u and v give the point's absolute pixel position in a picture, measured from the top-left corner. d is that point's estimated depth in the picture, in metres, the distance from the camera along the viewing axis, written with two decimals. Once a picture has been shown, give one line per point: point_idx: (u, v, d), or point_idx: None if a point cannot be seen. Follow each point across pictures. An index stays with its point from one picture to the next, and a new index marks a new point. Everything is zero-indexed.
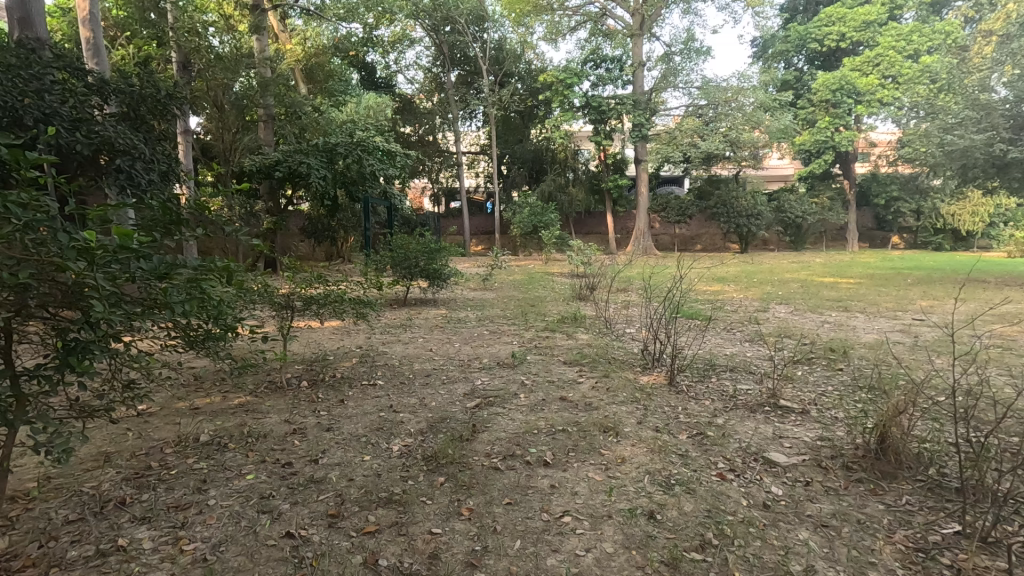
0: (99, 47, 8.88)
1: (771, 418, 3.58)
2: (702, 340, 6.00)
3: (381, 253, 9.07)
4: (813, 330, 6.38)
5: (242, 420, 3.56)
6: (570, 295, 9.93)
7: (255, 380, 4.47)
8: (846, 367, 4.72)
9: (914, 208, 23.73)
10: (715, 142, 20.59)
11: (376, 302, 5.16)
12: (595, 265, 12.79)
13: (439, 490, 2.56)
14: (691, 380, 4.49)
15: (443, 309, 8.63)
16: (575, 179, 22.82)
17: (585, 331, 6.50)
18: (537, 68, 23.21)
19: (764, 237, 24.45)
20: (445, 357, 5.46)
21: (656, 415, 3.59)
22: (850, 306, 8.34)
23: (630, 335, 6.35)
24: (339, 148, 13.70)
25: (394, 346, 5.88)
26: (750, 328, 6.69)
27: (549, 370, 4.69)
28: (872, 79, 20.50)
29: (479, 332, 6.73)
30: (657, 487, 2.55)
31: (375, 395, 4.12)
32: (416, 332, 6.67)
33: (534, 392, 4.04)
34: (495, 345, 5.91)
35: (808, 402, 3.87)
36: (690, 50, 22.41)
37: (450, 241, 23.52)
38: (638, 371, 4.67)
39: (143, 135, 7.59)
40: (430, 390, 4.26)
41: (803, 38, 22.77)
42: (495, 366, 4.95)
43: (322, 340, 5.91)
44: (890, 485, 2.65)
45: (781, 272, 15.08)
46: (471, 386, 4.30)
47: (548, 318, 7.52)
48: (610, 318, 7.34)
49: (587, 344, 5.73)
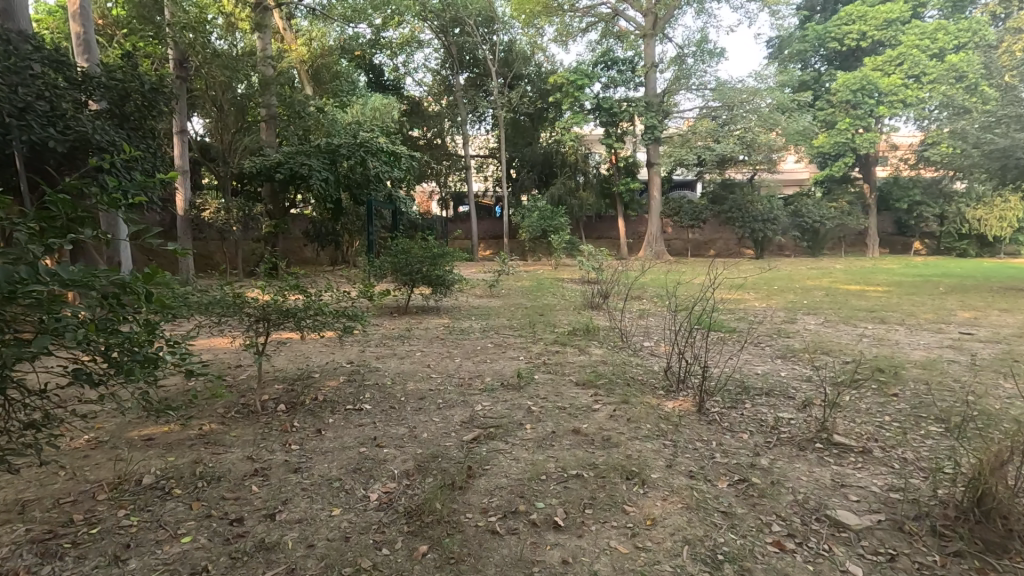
0: (90, 43, 8.38)
1: (826, 459, 2.99)
2: (729, 356, 5.41)
3: (380, 258, 8.55)
4: (853, 345, 5.75)
5: (198, 456, 3.04)
6: (581, 303, 9.36)
7: (226, 404, 3.95)
8: (901, 393, 4.10)
9: (938, 213, 22.80)
10: (730, 144, 19.93)
11: (366, 314, 4.62)
12: (607, 271, 12.23)
13: (419, 567, 2.02)
14: (724, 407, 3.90)
15: (445, 318, 8.08)
16: (586, 183, 22.35)
17: (599, 345, 5.92)
18: (547, 70, 22.70)
19: (780, 243, 23.71)
20: (444, 376, 4.91)
21: (687, 454, 3.01)
22: (885, 317, 7.69)
23: (648, 351, 5.77)
24: (342, 150, 13.30)
25: (389, 361, 5.35)
26: (781, 343, 6.07)
27: (560, 392, 4.13)
28: (894, 79, 19.76)
29: (485, 344, 6.19)
30: (701, 567, 1.98)
31: (361, 423, 3.58)
32: (414, 344, 6.13)
33: (543, 422, 3.48)
34: (500, 361, 5.35)
35: (866, 437, 3.28)
36: (705, 51, 21.81)
37: (458, 246, 23.04)
38: (660, 396, 4.07)
39: (126, 132, 7.09)
40: (423, 417, 3.71)
41: (821, 37, 22.07)
42: (498, 388, 4.38)
43: (309, 354, 5.39)
44: (1000, 563, 2.07)
45: (802, 278, 14.39)
46: (471, 413, 3.74)
47: (558, 329, 6.97)
48: (626, 330, 6.77)
49: (601, 362, 5.14)
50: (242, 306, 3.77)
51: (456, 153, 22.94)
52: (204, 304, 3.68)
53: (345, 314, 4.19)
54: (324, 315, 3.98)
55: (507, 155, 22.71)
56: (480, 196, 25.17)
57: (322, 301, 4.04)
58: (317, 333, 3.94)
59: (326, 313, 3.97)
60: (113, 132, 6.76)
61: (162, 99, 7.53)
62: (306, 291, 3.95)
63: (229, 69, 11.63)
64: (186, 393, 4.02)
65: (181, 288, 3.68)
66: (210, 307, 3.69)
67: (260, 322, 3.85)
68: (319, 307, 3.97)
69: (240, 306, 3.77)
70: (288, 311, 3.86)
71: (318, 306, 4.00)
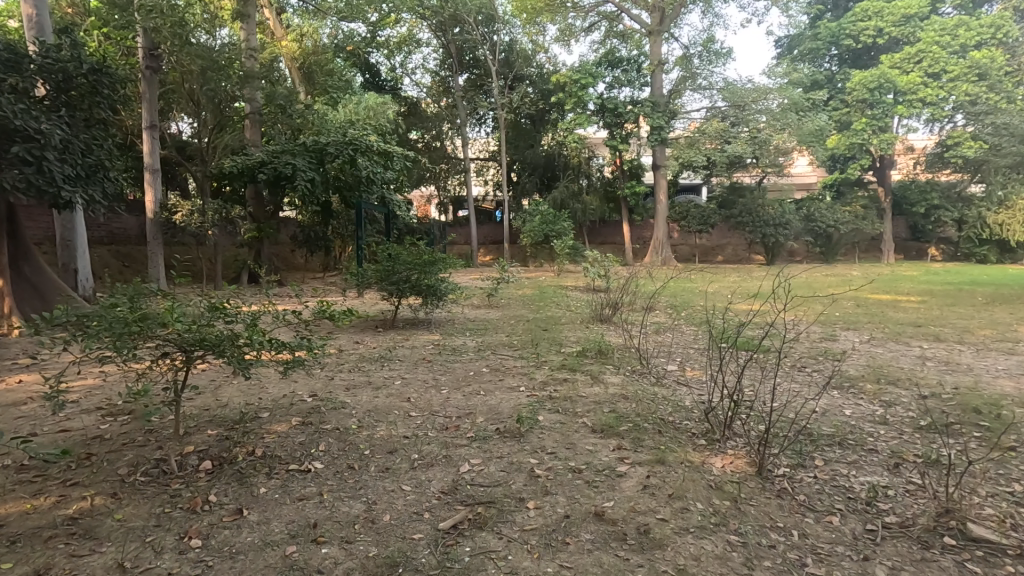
0: (42, 24, 7.12)
1: (970, 570, 2.07)
2: (775, 390, 4.43)
3: (362, 266, 7.60)
4: (920, 372, 4.80)
5: (49, 561, 2.09)
6: (588, 315, 8.44)
7: (133, 461, 2.99)
8: (1020, 447, 3.14)
9: (957, 217, 21.72)
10: (741, 146, 19.01)
11: (321, 340, 3.64)
12: (615, 279, 11.31)
13: None
14: (791, 467, 2.94)
15: (436, 333, 7.12)
16: (589, 186, 21.49)
17: (615, 371, 4.95)
18: (549, 71, 21.56)
19: (792, 247, 22.77)
20: (426, 416, 3.95)
21: (767, 562, 2.09)
22: (938, 334, 6.73)
23: (675, 380, 4.81)
24: (330, 148, 12.48)
25: (361, 394, 4.39)
26: (830, 368, 5.11)
27: (572, 446, 3.14)
28: (914, 76, 18.64)
29: (479, 368, 5.23)
30: None
31: (302, 496, 2.62)
32: (395, 369, 5.17)
33: (552, 499, 2.52)
34: (496, 394, 4.39)
35: (1011, 527, 2.33)
36: (711, 52, 20.93)
37: (455, 252, 22.10)
38: (702, 449, 3.12)
39: (66, 119, 6.07)
40: (391, 484, 2.77)
41: (836, 35, 21.09)
42: (492, 435, 3.42)
43: (260, 387, 4.39)
44: None
45: (824, 286, 13.41)
46: (453, 481, 2.78)
47: (565, 349, 5.99)
48: (644, 350, 5.82)
49: (621, 395, 4.19)
50: (141, 334, 2.70)
51: (455, 155, 22.06)
52: (84, 331, 2.63)
53: (288, 343, 3.20)
54: (253, 346, 2.95)
55: (508, 158, 21.78)
56: (480, 200, 24.25)
57: (251, 327, 3.01)
58: (246, 375, 2.90)
59: (257, 344, 2.93)
60: (46, 118, 5.78)
61: (107, 82, 6.44)
62: (230, 314, 2.94)
63: (205, 59, 10.75)
64: (83, 449, 3.09)
65: (48, 313, 2.62)
66: (93, 334, 2.62)
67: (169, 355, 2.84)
68: (247, 334, 2.93)
69: (136, 335, 2.70)
70: (201, 339, 2.82)
71: (247, 334, 2.96)
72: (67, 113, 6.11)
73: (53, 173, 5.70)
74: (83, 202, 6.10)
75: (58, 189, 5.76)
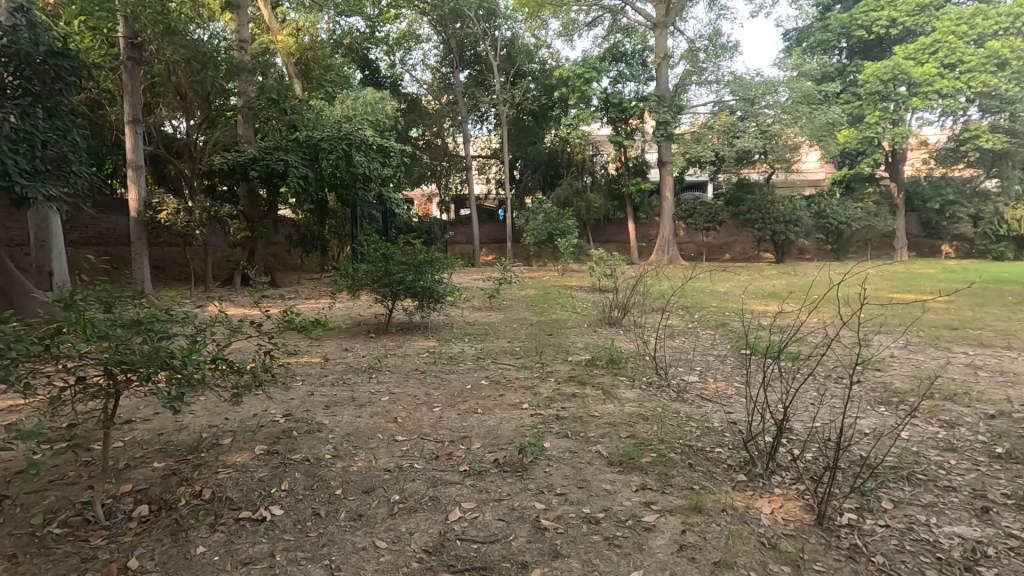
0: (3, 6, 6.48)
1: None
2: (818, 406, 3.86)
3: (353, 268, 7.08)
4: (977, 385, 4.23)
5: None
6: (595, 318, 7.91)
7: (53, 507, 2.46)
8: None
9: (973, 213, 21.03)
10: (749, 141, 18.34)
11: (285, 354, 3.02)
12: (622, 278, 10.75)
13: None
14: (858, 513, 2.40)
15: (431, 339, 6.58)
16: (593, 184, 20.84)
17: (631, 385, 4.40)
18: (551, 67, 20.98)
19: (801, 245, 22.14)
20: (414, 441, 3.42)
21: None
22: (978, 338, 6.17)
23: (698, 395, 4.26)
24: (323, 143, 11.97)
25: (341, 413, 3.86)
26: (872, 378, 4.55)
27: (587, 487, 2.61)
28: (929, 67, 17.93)
29: (478, 380, 4.68)
30: None
31: (249, 560, 2.10)
32: (383, 383, 4.63)
33: (564, 566, 2.03)
34: (497, 413, 3.84)
35: None
36: (717, 47, 20.30)
37: (457, 251, 21.58)
38: (746, 492, 2.56)
39: (23, 108, 5.52)
40: (362, 541, 2.22)
41: (846, 25, 20.36)
42: (488, 468, 2.88)
43: (228, 406, 3.88)
44: None
45: (840, 285, 12.83)
46: (440, 534, 2.26)
47: (572, 357, 5.43)
48: (659, 359, 5.28)
49: (639, 415, 3.65)
50: (49, 353, 2.20)
51: (457, 152, 21.51)
52: None
53: (245, 366, 2.59)
54: (188, 371, 2.33)
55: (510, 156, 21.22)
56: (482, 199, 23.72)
57: (188, 347, 2.39)
58: (178, 411, 2.27)
59: (190, 365, 2.32)
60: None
61: (69, 67, 5.83)
62: (162, 330, 2.34)
63: (190, 50, 10.15)
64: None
65: None
66: None
67: (81, 380, 2.26)
68: (180, 355, 2.32)
69: (41, 356, 2.18)
70: (120, 360, 2.23)
71: (181, 355, 2.36)
72: (27, 102, 5.58)
73: (7, 166, 5.38)
74: (39, 199, 5.69)
75: (12, 183, 5.43)
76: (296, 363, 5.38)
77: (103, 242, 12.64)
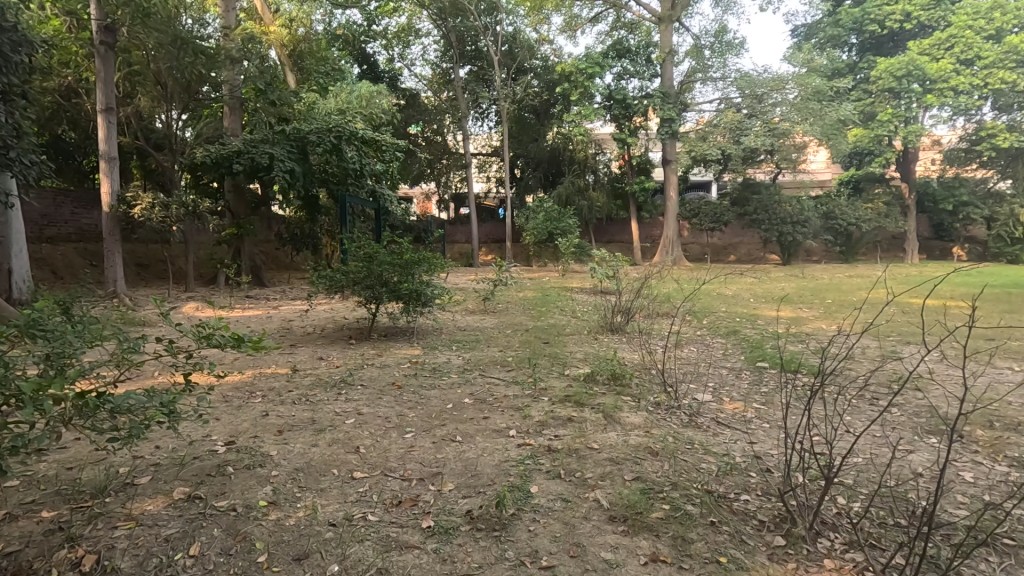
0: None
1: None
2: (860, 439, 3.25)
3: (332, 270, 6.52)
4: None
5: None
6: (596, 324, 7.31)
7: None
8: None
9: (987, 215, 20.30)
10: (756, 139, 17.70)
11: (197, 380, 2.36)
12: (625, 279, 10.17)
13: None
14: None
15: (416, 346, 6.01)
16: (596, 183, 20.28)
17: (638, 407, 3.80)
18: (554, 63, 20.40)
19: (809, 247, 21.50)
20: (375, 478, 2.84)
21: None
22: (1020, 351, 5.54)
23: (714, 420, 3.65)
24: (311, 137, 11.42)
25: (295, 441, 3.26)
26: (912, 402, 3.95)
27: (581, 557, 2.05)
28: (944, 63, 17.28)
29: (461, 399, 4.07)
30: None
31: None
32: (352, 400, 4.04)
33: None
34: (479, 442, 3.24)
35: None
36: (723, 43, 19.73)
37: (455, 251, 21.06)
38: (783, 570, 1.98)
39: None
40: None
41: (858, 21, 19.64)
42: (456, 523, 2.32)
43: (162, 428, 3.30)
44: None
45: (852, 289, 12.20)
46: None
47: (570, 371, 4.84)
48: (669, 373, 4.70)
49: (648, 447, 3.05)
50: None
51: (459, 149, 20.80)
52: None
53: (124, 407, 1.90)
54: (27, 415, 1.69)
55: (510, 154, 20.69)
56: (482, 197, 23.20)
57: (40, 380, 1.76)
58: None
59: (29, 409, 1.66)
60: None
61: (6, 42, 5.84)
62: None
63: (164, 33, 9.46)
64: None
65: None
66: None
67: None
68: (20, 393, 1.69)
69: None
70: None
71: (25, 391, 1.71)
72: None
73: None
74: None
75: None
76: (260, 375, 4.80)
77: (85, 238, 12.14)
